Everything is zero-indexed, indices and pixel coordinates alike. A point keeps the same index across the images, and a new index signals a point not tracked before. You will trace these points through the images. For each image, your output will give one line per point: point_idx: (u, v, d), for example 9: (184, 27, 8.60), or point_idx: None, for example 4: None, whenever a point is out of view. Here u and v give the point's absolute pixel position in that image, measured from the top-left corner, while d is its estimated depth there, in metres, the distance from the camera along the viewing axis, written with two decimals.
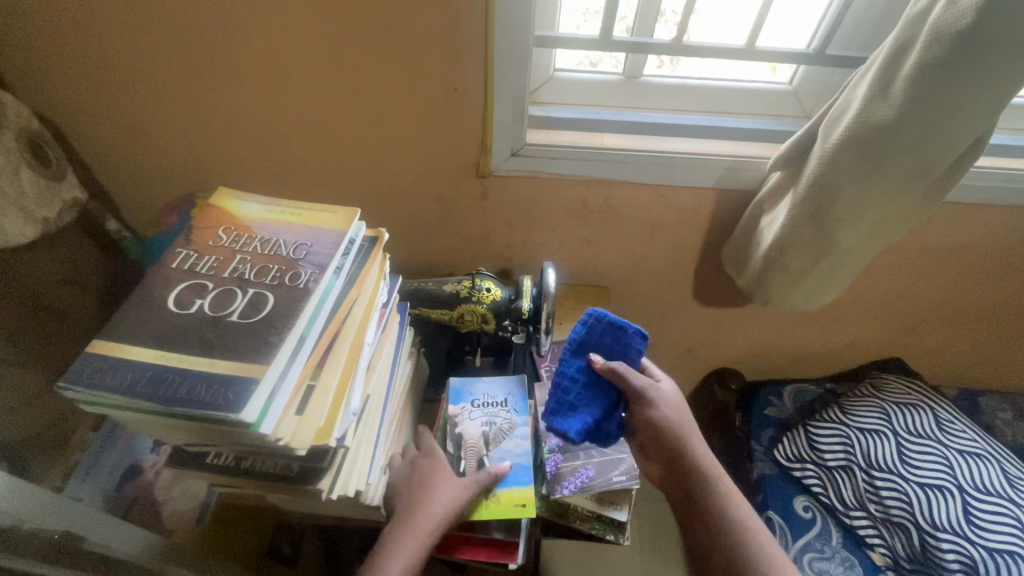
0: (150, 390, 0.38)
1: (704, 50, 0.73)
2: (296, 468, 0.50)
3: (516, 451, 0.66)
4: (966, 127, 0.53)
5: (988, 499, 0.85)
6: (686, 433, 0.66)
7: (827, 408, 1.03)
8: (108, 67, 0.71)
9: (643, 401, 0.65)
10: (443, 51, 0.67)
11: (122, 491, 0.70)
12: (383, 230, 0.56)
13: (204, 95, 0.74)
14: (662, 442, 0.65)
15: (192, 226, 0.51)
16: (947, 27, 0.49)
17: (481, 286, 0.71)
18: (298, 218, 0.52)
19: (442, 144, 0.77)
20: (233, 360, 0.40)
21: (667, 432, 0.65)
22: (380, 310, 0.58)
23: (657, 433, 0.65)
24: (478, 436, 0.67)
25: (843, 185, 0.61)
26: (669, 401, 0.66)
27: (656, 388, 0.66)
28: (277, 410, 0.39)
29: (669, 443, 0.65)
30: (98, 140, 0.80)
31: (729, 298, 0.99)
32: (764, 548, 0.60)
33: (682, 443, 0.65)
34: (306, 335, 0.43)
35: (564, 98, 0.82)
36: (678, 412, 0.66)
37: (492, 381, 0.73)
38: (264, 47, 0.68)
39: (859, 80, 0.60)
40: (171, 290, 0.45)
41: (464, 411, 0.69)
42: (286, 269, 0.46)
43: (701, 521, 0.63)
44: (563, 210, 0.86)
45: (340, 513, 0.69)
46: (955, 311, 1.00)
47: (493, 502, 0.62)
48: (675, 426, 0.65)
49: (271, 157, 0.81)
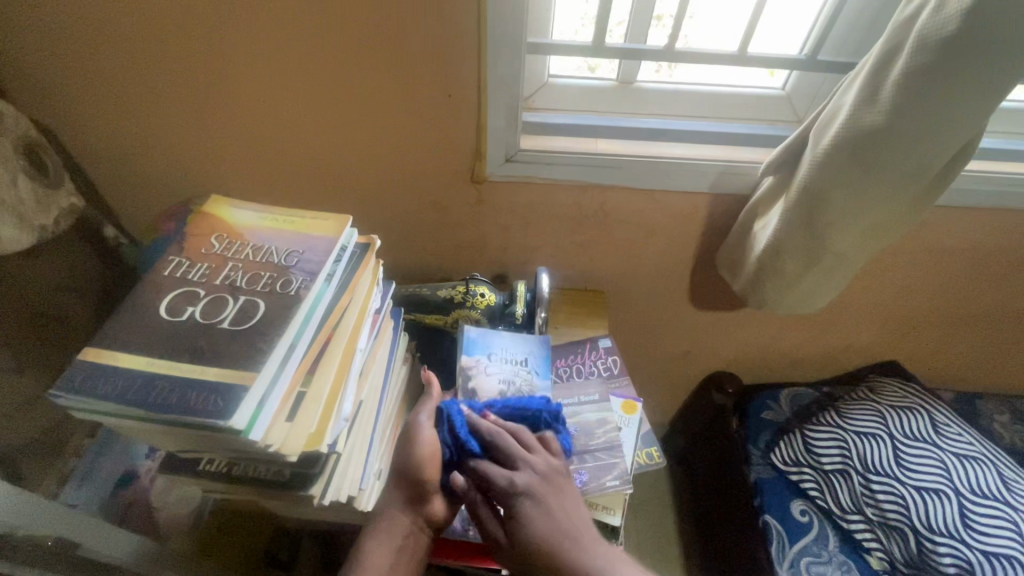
0: (140, 397, 0.38)
1: (697, 56, 0.74)
2: (288, 473, 0.50)
3: None
4: (954, 131, 0.54)
5: (984, 502, 0.85)
6: (566, 555, 0.51)
7: (824, 411, 1.03)
8: (105, 75, 0.72)
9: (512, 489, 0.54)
10: (436, 58, 0.68)
11: (118, 496, 0.70)
12: (375, 236, 0.57)
13: (201, 104, 0.74)
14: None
15: (186, 233, 0.52)
16: (933, 34, 0.50)
17: (475, 291, 0.71)
18: (290, 225, 0.53)
19: (437, 151, 0.78)
20: (225, 367, 0.40)
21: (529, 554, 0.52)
22: (373, 315, 0.58)
23: (546, 566, 0.51)
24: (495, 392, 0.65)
25: (834, 190, 0.62)
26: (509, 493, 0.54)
27: (518, 480, 0.54)
28: (267, 416, 0.39)
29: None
30: (95, 147, 0.81)
31: (724, 302, 1.00)
32: None
33: (556, 566, 0.51)
34: (297, 341, 0.44)
35: (559, 103, 0.83)
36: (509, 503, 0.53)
37: (514, 338, 0.70)
38: (259, 55, 0.69)
39: (848, 86, 0.60)
40: (162, 298, 0.45)
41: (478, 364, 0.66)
42: (277, 276, 0.47)
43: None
44: (558, 215, 0.86)
45: (334, 519, 0.69)
46: (950, 314, 1.01)
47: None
48: (542, 545, 0.52)
49: (267, 164, 0.81)
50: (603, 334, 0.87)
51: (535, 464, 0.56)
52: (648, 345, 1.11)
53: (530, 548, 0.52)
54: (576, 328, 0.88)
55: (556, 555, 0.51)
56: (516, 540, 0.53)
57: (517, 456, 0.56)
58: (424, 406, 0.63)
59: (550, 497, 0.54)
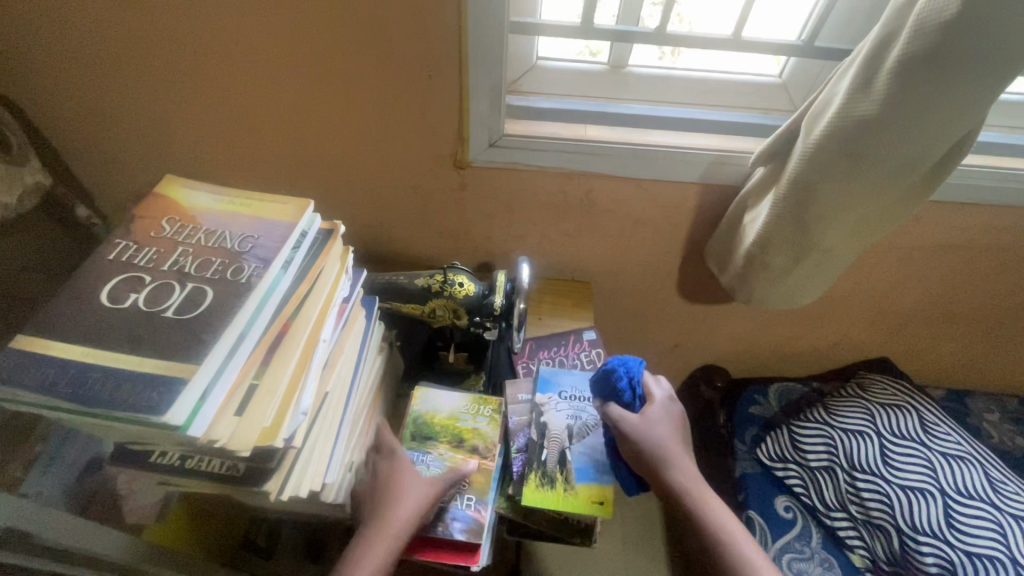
0: (71, 390, 0.36)
1: (691, 39, 0.71)
2: (244, 468, 0.49)
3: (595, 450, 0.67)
4: (950, 124, 0.51)
5: (970, 503, 0.84)
6: (673, 468, 0.62)
7: (812, 408, 1.02)
8: (70, 47, 0.69)
9: (625, 436, 0.63)
10: (416, 36, 0.65)
11: (85, 482, 0.64)
12: (340, 222, 0.54)
13: (170, 80, 0.72)
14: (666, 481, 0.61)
15: (135, 214, 0.49)
16: (931, 19, 0.47)
17: (453, 281, 0.69)
18: (246, 209, 0.50)
19: (417, 134, 0.75)
20: (164, 358, 0.38)
21: (646, 467, 0.62)
22: (340, 304, 0.56)
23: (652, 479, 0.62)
24: (563, 426, 0.68)
25: (824, 182, 0.59)
26: (646, 428, 0.63)
27: (642, 419, 0.64)
28: (210, 411, 0.38)
29: (669, 481, 0.61)
30: (63, 124, 0.78)
31: (713, 295, 0.98)
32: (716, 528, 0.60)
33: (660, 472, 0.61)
34: (249, 331, 0.42)
35: (546, 87, 0.80)
36: (656, 435, 0.63)
37: (580, 374, 0.73)
38: (229, 30, 0.66)
39: (843, 72, 0.57)
40: (104, 284, 0.43)
41: (551, 401, 0.70)
42: (228, 263, 0.44)
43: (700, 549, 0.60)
44: (543, 203, 0.84)
45: (300, 510, 0.67)
46: (944, 311, 0.99)
47: (569, 497, 0.63)
48: (667, 466, 0.62)
49: (242, 144, 0.79)
50: (587, 326, 0.85)
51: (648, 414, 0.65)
52: (636, 337, 1.09)
53: (646, 457, 0.62)
54: (560, 319, 0.86)
55: (667, 462, 0.62)
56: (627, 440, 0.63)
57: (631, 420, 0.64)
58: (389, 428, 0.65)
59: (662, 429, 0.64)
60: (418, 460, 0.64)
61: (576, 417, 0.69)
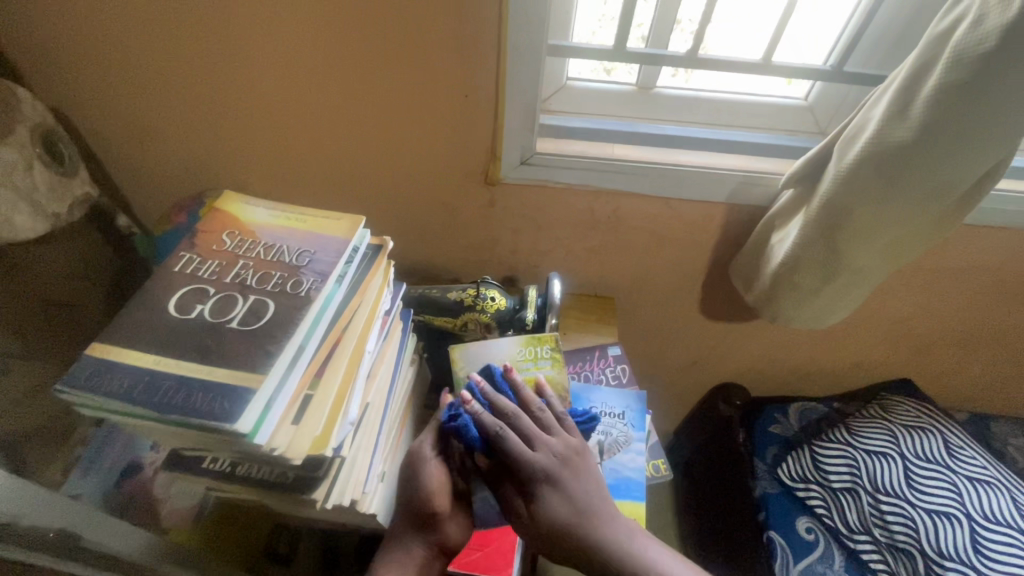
0: (147, 397, 0.38)
1: (720, 63, 0.72)
2: (292, 475, 0.50)
3: (630, 465, 0.69)
4: (984, 151, 0.52)
5: (996, 528, 0.83)
6: (592, 530, 0.57)
7: (834, 428, 1.01)
8: (123, 63, 0.72)
9: (536, 465, 0.57)
10: (454, 59, 0.67)
11: (122, 487, 0.67)
12: (387, 238, 0.56)
13: (216, 97, 0.74)
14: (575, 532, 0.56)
15: (197, 229, 0.52)
16: (969, 50, 0.48)
17: (486, 295, 0.71)
18: (301, 224, 0.52)
19: (451, 151, 0.77)
20: (231, 367, 0.40)
21: (567, 545, 0.56)
22: (382, 317, 0.58)
23: (567, 545, 0.56)
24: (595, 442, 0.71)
25: (857, 204, 0.60)
26: (559, 458, 0.58)
27: (549, 446, 0.58)
28: (273, 419, 0.39)
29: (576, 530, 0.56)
30: (111, 136, 0.81)
31: (735, 313, 0.98)
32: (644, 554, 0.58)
33: (571, 517, 0.57)
34: (307, 342, 0.43)
35: (576, 107, 0.82)
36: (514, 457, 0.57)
37: (614, 392, 0.75)
38: (276, 50, 0.68)
39: (877, 99, 0.58)
40: (171, 295, 0.45)
41: None
42: (288, 276, 0.46)
43: None
44: (570, 220, 0.85)
45: (335, 519, 0.67)
46: (968, 334, 0.98)
47: None
48: (580, 531, 0.56)
49: (280, 158, 0.81)
50: (612, 341, 0.86)
51: (553, 443, 0.59)
52: (656, 353, 1.10)
53: (564, 507, 0.57)
54: (585, 334, 0.87)
55: (585, 531, 0.57)
56: (547, 524, 0.56)
57: (538, 434, 0.58)
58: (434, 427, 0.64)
59: (570, 463, 0.59)
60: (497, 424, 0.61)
61: (605, 432, 0.71)
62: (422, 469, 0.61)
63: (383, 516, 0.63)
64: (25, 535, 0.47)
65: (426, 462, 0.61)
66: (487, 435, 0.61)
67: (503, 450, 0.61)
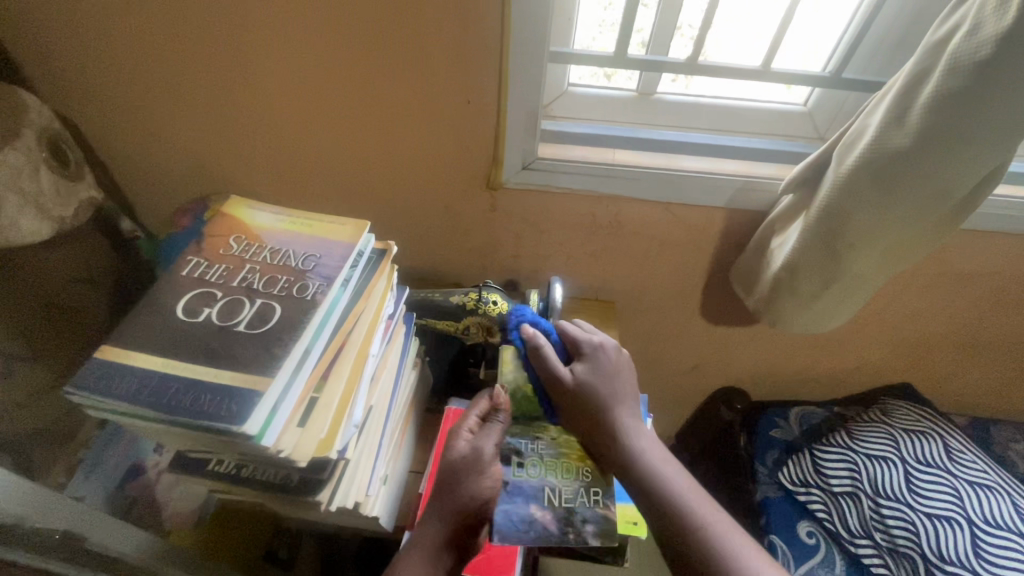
0: (155, 399, 0.38)
1: (720, 69, 0.73)
2: (297, 478, 0.51)
3: None
4: (982, 157, 0.53)
5: (997, 532, 0.83)
6: (629, 425, 0.59)
7: (834, 432, 1.01)
8: (129, 69, 0.73)
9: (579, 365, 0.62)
10: (457, 65, 0.68)
11: (126, 488, 0.68)
12: (392, 242, 0.57)
13: (221, 102, 0.75)
14: (617, 437, 0.58)
15: (204, 233, 0.52)
16: (965, 58, 0.49)
17: (487, 299, 0.71)
18: (306, 228, 0.53)
19: (454, 156, 0.78)
20: (238, 371, 0.40)
21: (597, 425, 0.60)
22: (386, 321, 0.58)
23: (597, 418, 0.59)
24: None
25: (855, 209, 0.61)
26: (608, 368, 0.62)
27: (603, 355, 0.63)
28: (279, 422, 0.39)
29: (614, 426, 0.59)
30: (116, 141, 0.82)
31: (736, 317, 0.99)
32: (686, 487, 0.55)
33: (608, 412, 0.60)
34: (313, 346, 0.44)
35: (577, 113, 0.83)
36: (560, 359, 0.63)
37: None
38: (280, 56, 0.69)
39: (875, 106, 0.59)
40: (179, 299, 0.45)
41: None
42: (294, 280, 0.47)
43: (662, 513, 0.54)
44: (571, 224, 0.86)
45: (338, 521, 0.68)
46: (968, 338, 0.99)
47: None
48: (614, 428, 0.59)
49: (284, 163, 0.82)
50: (612, 345, 0.86)
51: (599, 355, 0.63)
52: (657, 357, 1.10)
53: (600, 400, 0.60)
54: None
55: (620, 430, 0.59)
56: (581, 398, 0.60)
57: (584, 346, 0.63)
58: (492, 430, 0.63)
59: (610, 378, 0.62)
60: (529, 453, 0.64)
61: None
62: (482, 470, 0.60)
63: (386, 518, 0.63)
64: (28, 537, 0.47)
65: (490, 463, 0.60)
66: (517, 461, 0.63)
67: (527, 478, 0.62)
